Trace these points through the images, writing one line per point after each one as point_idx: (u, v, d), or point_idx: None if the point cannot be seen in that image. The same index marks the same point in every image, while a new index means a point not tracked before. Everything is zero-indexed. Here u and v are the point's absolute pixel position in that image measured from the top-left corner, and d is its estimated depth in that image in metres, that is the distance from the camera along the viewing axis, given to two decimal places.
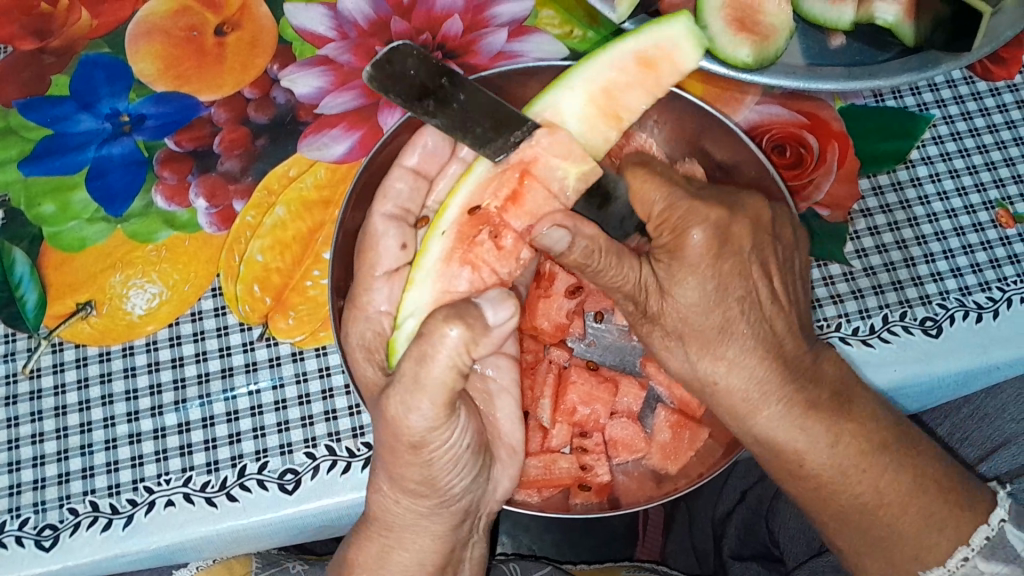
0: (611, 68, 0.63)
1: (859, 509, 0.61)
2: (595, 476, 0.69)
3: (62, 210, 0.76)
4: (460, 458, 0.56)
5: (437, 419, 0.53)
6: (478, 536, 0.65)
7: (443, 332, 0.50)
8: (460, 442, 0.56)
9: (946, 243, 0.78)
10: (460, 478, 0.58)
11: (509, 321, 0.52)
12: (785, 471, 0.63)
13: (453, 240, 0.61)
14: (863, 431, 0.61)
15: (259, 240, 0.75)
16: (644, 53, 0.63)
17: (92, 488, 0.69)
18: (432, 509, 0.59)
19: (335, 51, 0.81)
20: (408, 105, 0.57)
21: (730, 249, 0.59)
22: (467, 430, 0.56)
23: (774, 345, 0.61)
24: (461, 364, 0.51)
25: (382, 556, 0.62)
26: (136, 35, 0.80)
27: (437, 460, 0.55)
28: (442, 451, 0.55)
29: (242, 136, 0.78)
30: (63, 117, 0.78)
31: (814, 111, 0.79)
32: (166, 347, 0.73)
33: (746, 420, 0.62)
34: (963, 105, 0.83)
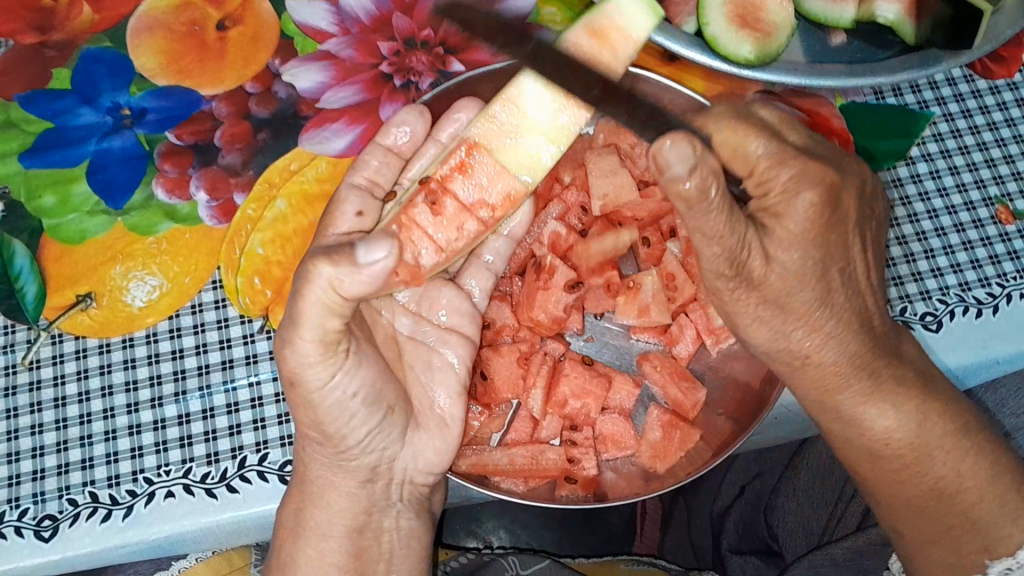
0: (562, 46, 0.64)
1: (933, 494, 0.62)
2: (581, 469, 0.68)
3: (62, 203, 0.76)
4: (348, 409, 0.57)
5: (314, 359, 0.54)
6: (404, 503, 0.64)
7: (312, 270, 0.51)
8: (344, 389, 0.56)
9: (947, 239, 0.79)
10: (354, 430, 0.58)
11: (383, 261, 0.50)
12: (865, 453, 0.63)
13: (402, 203, 0.65)
14: (950, 412, 0.62)
15: (260, 233, 0.75)
16: (593, 25, 0.64)
17: (91, 479, 0.69)
18: (333, 463, 0.60)
19: (337, 46, 0.81)
20: None
21: (838, 217, 0.58)
22: (356, 380, 0.57)
23: (865, 317, 0.62)
24: (334, 303, 0.52)
25: (300, 513, 0.62)
26: (138, 30, 0.80)
27: (325, 405, 0.56)
28: (325, 394, 0.56)
29: (244, 130, 0.78)
30: (64, 111, 0.79)
31: (814, 108, 0.80)
32: (166, 338, 0.73)
33: (833, 394, 0.62)
34: (963, 103, 0.83)
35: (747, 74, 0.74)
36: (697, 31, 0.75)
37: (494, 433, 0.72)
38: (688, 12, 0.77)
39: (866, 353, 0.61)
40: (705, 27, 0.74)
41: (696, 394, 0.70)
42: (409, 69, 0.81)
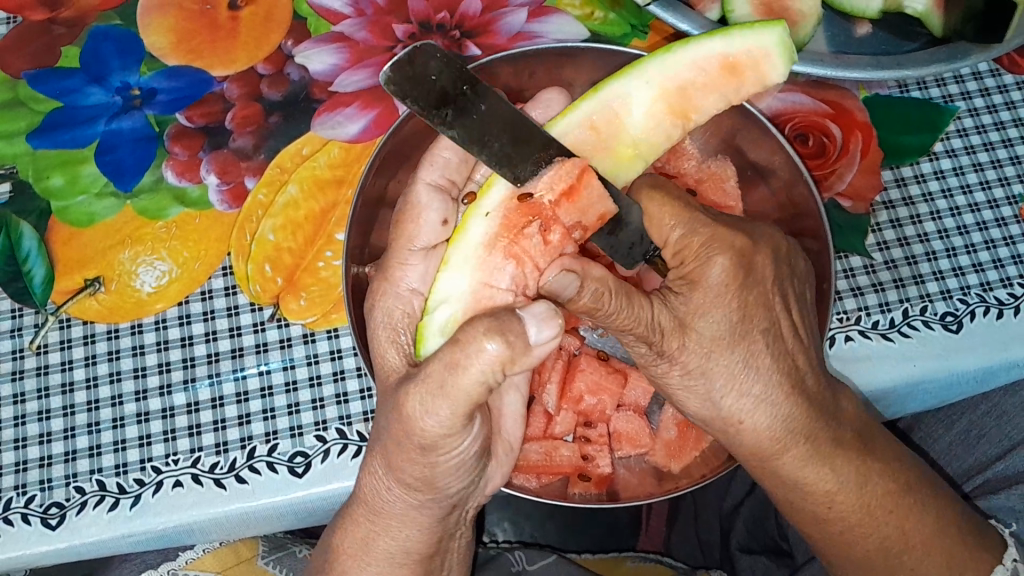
0: (690, 67, 0.61)
1: (882, 554, 0.62)
2: (596, 467, 0.68)
3: (71, 184, 0.75)
4: (457, 461, 0.55)
5: (450, 425, 0.52)
6: (465, 527, 0.64)
7: (480, 346, 0.49)
8: (466, 451, 0.55)
9: (969, 238, 0.77)
10: (453, 477, 0.57)
11: (552, 341, 0.50)
12: (809, 513, 0.62)
13: (497, 224, 0.58)
14: (890, 471, 0.61)
15: (272, 219, 0.74)
16: (730, 57, 0.61)
17: (99, 466, 0.68)
18: (422, 505, 0.58)
19: (351, 28, 0.79)
20: (425, 113, 0.50)
21: (755, 279, 0.58)
22: (474, 440, 0.55)
23: (797, 378, 0.59)
24: (496, 376, 0.50)
25: (368, 539, 0.61)
26: (149, 8, 0.79)
27: (442, 463, 0.55)
28: (450, 456, 0.54)
29: (255, 113, 0.77)
30: (73, 90, 0.77)
31: (837, 100, 0.78)
32: (175, 325, 0.72)
33: (772, 461, 0.60)
34: (988, 98, 0.82)
35: None
36: (720, 19, 0.74)
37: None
38: None
39: (819, 412, 0.60)
40: (731, 15, 0.72)
41: None
42: None
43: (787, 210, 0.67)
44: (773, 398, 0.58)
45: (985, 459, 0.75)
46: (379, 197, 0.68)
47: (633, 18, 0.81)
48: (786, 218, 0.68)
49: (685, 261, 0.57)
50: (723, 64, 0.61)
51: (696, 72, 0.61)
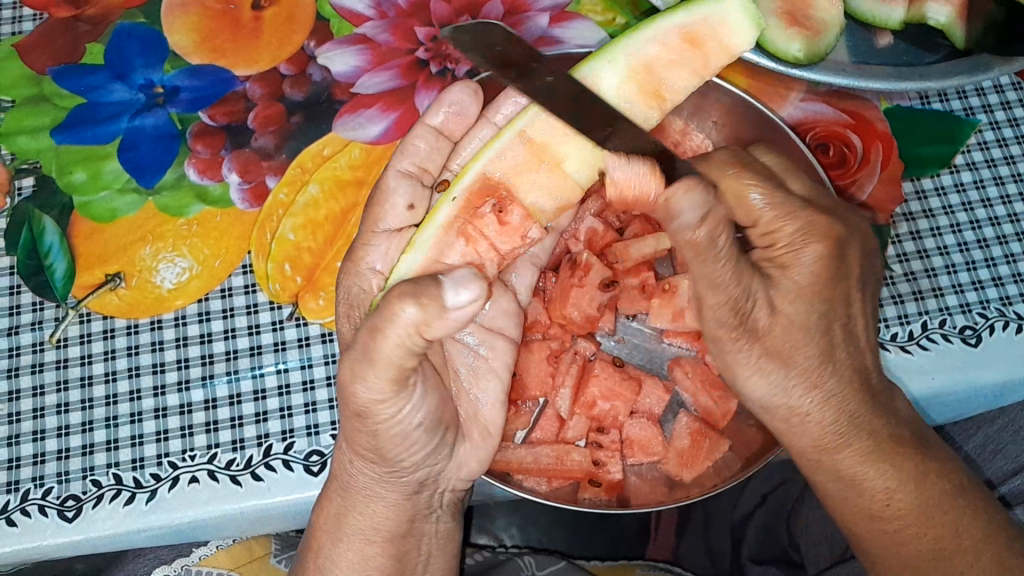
0: (651, 46, 0.63)
1: (932, 557, 0.57)
2: (607, 472, 0.67)
3: (93, 179, 0.76)
4: (402, 431, 0.55)
5: (384, 391, 0.52)
6: (443, 510, 0.63)
7: (395, 310, 0.48)
8: (409, 419, 0.55)
9: (989, 251, 0.77)
10: (405, 449, 0.57)
11: (472, 305, 0.48)
12: (861, 511, 0.60)
13: (460, 207, 0.61)
14: (947, 472, 0.58)
15: (292, 218, 0.74)
16: (690, 29, 0.63)
17: (116, 460, 0.69)
18: (381, 478, 0.59)
19: (373, 30, 0.80)
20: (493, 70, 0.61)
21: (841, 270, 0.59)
22: (418, 406, 0.55)
23: (862, 376, 0.60)
24: (419, 342, 0.49)
25: (339, 517, 0.61)
26: (173, 7, 0.80)
27: (384, 432, 0.55)
28: (390, 424, 0.54)
29: (276, 112, 0.78)
30: (97, 86, 0.78)
31: (860, 111, 0.78)
32: (195, 322, 0.73)
33: (830, 456, 0.60)
34: (1011, 111, 0.81)
35: (793, 73, 0.72)
36: None
37: (519, 431, 0.71)
38: None
39: (881, 411, 0.60)
40: None
41: (728, 404, 0.68)
42: (446, 56, 0.80)
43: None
44: (839, 395, 0.59)
45: (1002, 474, 0.76)
46: None
47: None
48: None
49: (776, 244, 0.58)
50: (685, 37, 0.63)
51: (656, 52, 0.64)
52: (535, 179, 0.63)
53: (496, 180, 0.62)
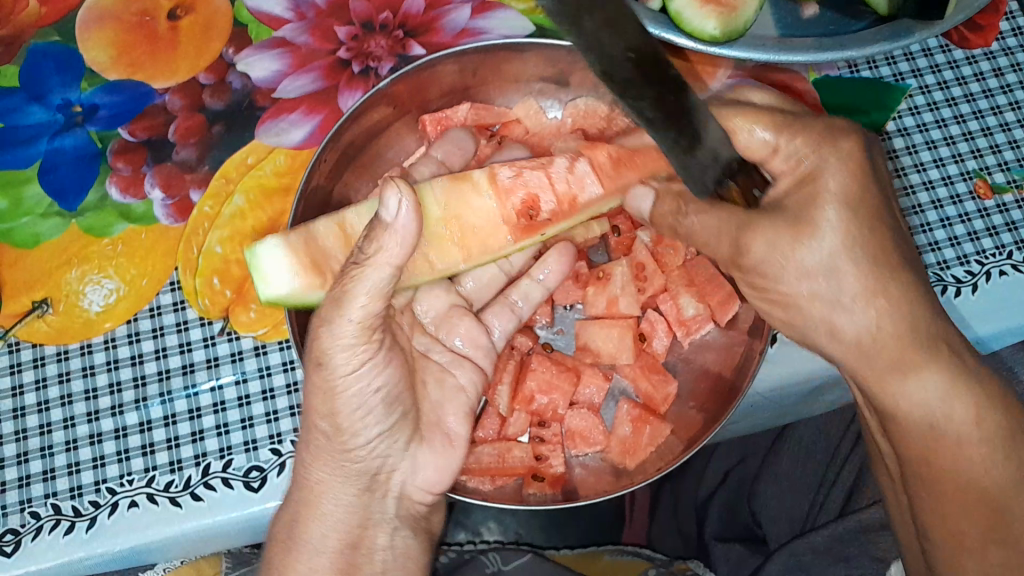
0: (286, 251, 0.59)
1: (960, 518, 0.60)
2: (548, 466, 0.68)
3: (15, 206, 0.74)
4: (377, 409, 0.55)
5: (353, 339, 0.51)
6: (398, 522, 0.59)
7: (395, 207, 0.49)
8: (371, 382, 0.54)
9: (925, 216, 0.76)
10: (371, 444, 0.56)
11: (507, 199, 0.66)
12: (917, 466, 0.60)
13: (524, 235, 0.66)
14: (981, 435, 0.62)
15: (218, 231, 0.73)
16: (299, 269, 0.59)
17: (53, 490, 0.68)
18: (347, 469, 0.56)
19: (292, 33, 0.79)
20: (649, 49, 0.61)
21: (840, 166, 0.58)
22: (384, 368, 0.54)
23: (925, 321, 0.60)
24: (375, 258, 0.50)
25: (294, 525, 0.56)
26: (87, 22, 0.78)
27: (348, 394, 0.53)
28: (357, 382, 0.53)
29: (198, 124, 0.76)
30: (13, 109, 0.77)
31: (787, 84, 0.78)
32: (125, 344, 0.71)
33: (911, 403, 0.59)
34: (940, 74, 0.81)
35: (713, 52, 0.71)
36: (661, 9, 0.72)
37: None
38: None
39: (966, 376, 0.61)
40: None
41: (666, 388, 0.68)
42: (367, 54, 0.79)
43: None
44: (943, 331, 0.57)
45: None
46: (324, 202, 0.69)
47: None
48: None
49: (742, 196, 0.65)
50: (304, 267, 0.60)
51: (294, 262, 0.59)
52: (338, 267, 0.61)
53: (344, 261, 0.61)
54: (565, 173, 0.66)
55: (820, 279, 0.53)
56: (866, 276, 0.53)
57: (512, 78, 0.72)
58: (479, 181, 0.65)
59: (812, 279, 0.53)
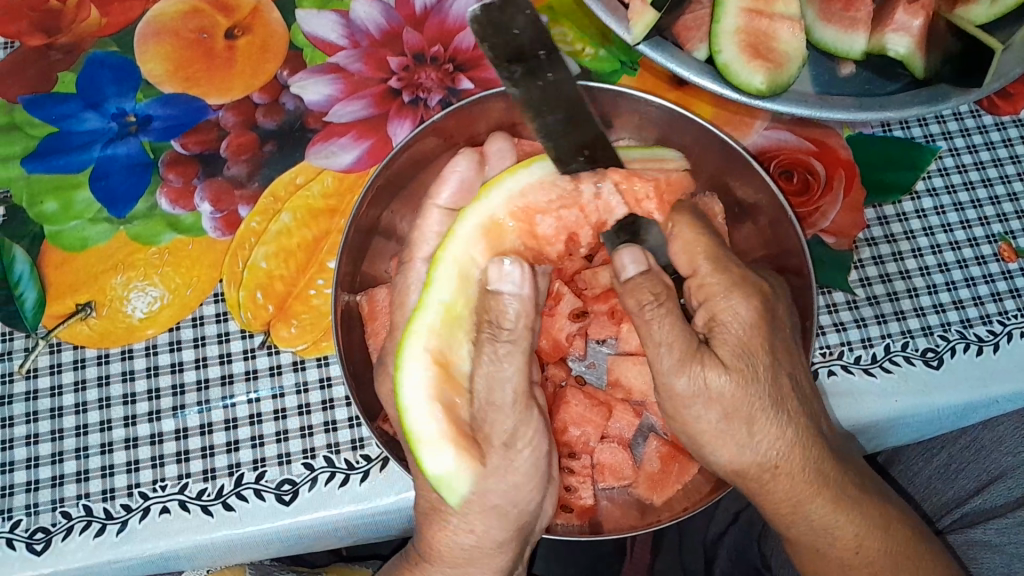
0: (446, 448, 0.56)
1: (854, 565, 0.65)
2: (578, 498, 0.69)
3: (65, 209, 0.76)
4: (535, 476, 0.60)
5: (517, 414, 0.57)
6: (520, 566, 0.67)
7: (501, 269, 0.58)
8: (535, 451, 0.59)
9: (950, 275, 0.79)
10: (533, 505, 0.61)
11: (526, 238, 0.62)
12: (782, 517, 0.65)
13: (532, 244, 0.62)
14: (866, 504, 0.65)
15: (264, 246, 0.75)
16: (455, 443, 0.57)
17: (86, 492, 0.69)
18: (506, 537, 0.62)
19: (346, 60, 0.81)
20: (497, 61, 0.60)
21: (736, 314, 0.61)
22: (543, 439, 0.60)
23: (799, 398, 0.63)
24: (519, 331, 0.57)
25: None
26: (146, 36, 0.80)
27: (518, 463, 0.58)
28: (528, 453, 0.59)
29: (249, 141, 0.78)
30: (69, 115, 0.78)
31: (822, 139, 0.80)
32: (166, 351, 0.73)
33: (801, 506, 0.63)
34: (969, 139, 0.84)
35: (757, 104, 0.73)
36: (707, 59, 0.75)
37: None
38: (700, 39, 0.76)
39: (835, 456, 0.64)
40: (717, 55, 0.72)
41: None
42: (417, 84, 0.81)
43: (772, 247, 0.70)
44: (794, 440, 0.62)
45: (966, 492, 0.80)
46: (371, 227, 0.70)
47: (624, 54, 0.83)
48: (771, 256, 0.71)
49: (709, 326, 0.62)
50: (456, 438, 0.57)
51: (457, 454, 0.56)
52: (461, 348, 0.59)
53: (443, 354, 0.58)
54: (594, 201, 0.61)
55: (720, 406, 0.59)
56: (739, 409, 0.59)
57: None
58: (507, 221, 0.61)
59: (712, 408, 0.59)
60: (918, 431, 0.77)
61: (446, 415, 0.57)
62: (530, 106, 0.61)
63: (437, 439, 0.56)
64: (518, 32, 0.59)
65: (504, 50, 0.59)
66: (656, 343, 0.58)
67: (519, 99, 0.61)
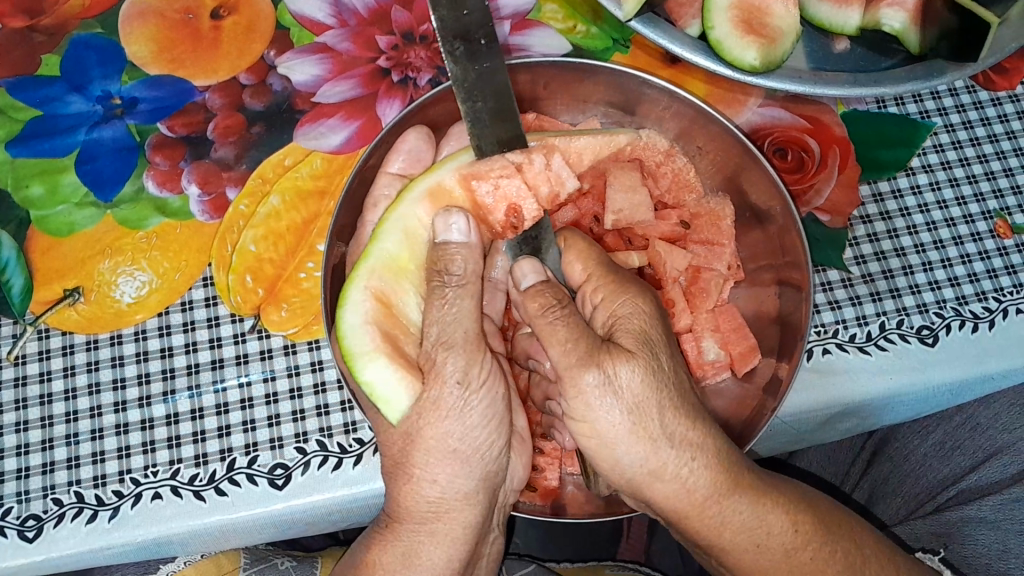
0: (390, 364, 0.57)
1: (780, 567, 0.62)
2: (543, 478, 0.70)
3: (51, 194, 0.75)
4: (494, 421, 0.59)
5: (468, 351, 0.57)
6: (497, 532, 0.66)
7: (448, 221, 0.58)
8: (492, 395, 0.58)
9: (945, 252, 0.78)
10: (497, 457, 0.60)
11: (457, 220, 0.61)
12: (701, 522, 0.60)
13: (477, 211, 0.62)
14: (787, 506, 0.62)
15: (253, 229, 0.74)
16: (402, 368, 0.57)
17: (77, 478, 0.68)
18: (474, 489, 0.59)
19: (334, 39, 0.80)
20: (443, 36, 0.52)
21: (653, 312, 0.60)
22: (499, 384, 0.59)
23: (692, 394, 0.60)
24: (469, 276, 0.58)
25: (412, 553, 0.60)
26: (130, 16, 0.79)
27: (473, 408, 0.57)
28: (485, 398, 0.57)
29: (237, 123, 0.77)
30: (53, 98, 0.77)
31: (816, 116, 0.79)
32: (155, 336, 0.72)
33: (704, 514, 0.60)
34: (965, 114, 0.83)
35: (751, 81, 0.72)
36: (701, 36, 0.74)
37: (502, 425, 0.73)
38: (693, 15, 0.75)
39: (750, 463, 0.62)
40: (711, 31, 0.71)
41: None
42: (407, 64, 0.80)
43: (771, 240, 0.70)
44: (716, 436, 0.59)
45: (961, 470, 0.79)
46: None
47: (615, 31, 0.82)
48: (774, 264, 0.70)
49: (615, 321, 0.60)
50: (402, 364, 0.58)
51: (397, 370, 0.57)
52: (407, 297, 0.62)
53: (387, 293, 0.61)
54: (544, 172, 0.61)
55: (629, 399, 0.56)
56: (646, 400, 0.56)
57: (580, 98, 0.73)
58: (455, 189, 0.62)
59: (622, 401, 0.56)
60: (914, 408, 0.77)
61: (388, 342, 0.58)
62: (463, 89, 0.55)
63: (382, 359, 0.57)
64: (472, 11, 0.53)
65: (453, 23, 0.53)
66: (560, 340, 0.56)
67: (450, 79, 0.54)
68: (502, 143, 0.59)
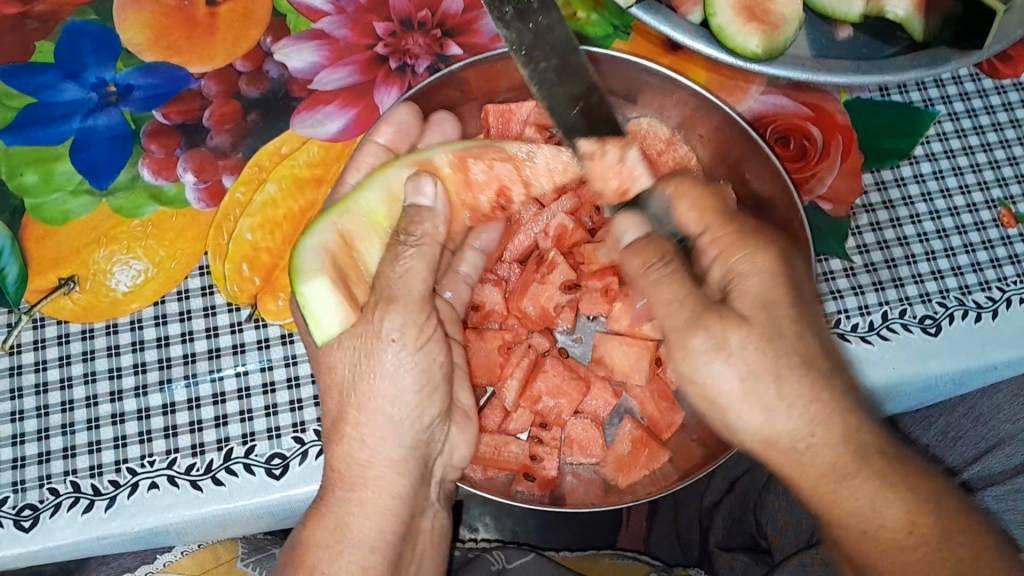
0: (331, 287, 0.57)
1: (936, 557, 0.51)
2: (542, 468, 0.69)
3: (45, 182, 0.74)
4: (429, 386, 0.60)
5: (412, 311, 0.57)
6: (437, 505, 0.65)
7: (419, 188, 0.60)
8: (430, 357, 0.59)
9: (949, 242, 0.78)
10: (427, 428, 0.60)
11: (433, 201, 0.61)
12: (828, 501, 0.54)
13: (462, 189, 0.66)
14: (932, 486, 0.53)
15: (249, 218, 0.73)
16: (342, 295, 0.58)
17: (73, 468, 0.68)
18: (402, 457, 0.59)
19: (331, 26, 0.79)
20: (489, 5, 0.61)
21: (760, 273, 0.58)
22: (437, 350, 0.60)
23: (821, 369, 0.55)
24: (426, 238, 0.59)
25: (343, 525, 0.58)
26: (125, 3, 0.78)
27: (406, 368, 0.58)
28: (425, 359, 0.59)
29: (233, 111, 0.76)
30: (46, 85, 0.76)
31: (819, 103, 0.79)
32: (151, 325, 0.72)
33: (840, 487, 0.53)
34: (969, 102, 0.82)
35: (753, 68, 0.71)
36: (702, 22, 0.73)
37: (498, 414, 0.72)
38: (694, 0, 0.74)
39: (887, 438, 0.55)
40: (711, 17, 0.71)
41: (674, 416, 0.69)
42: (405, 51, 0.79)
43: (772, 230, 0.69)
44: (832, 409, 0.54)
45: (963, 461, 0.79)
46: None
47: (615, 18, 0.81)
48: None
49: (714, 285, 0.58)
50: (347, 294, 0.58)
51: (339, 296, 0.57)
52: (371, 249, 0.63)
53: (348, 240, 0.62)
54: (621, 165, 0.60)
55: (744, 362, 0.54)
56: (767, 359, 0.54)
57: None
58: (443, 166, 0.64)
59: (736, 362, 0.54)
60: (916, 398, 0.76)
61: (335, 271, 0.59)
62: (522, 50, 0.61)
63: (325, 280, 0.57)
64: None
65: None
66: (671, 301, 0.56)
67: (511, 43, 0.61)
68: (586, 112, 0.61)
